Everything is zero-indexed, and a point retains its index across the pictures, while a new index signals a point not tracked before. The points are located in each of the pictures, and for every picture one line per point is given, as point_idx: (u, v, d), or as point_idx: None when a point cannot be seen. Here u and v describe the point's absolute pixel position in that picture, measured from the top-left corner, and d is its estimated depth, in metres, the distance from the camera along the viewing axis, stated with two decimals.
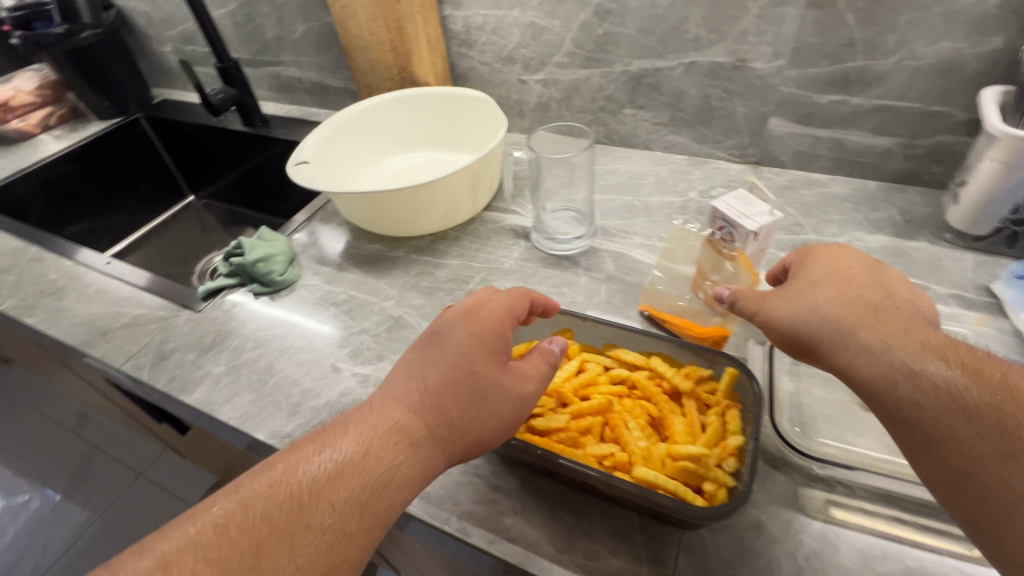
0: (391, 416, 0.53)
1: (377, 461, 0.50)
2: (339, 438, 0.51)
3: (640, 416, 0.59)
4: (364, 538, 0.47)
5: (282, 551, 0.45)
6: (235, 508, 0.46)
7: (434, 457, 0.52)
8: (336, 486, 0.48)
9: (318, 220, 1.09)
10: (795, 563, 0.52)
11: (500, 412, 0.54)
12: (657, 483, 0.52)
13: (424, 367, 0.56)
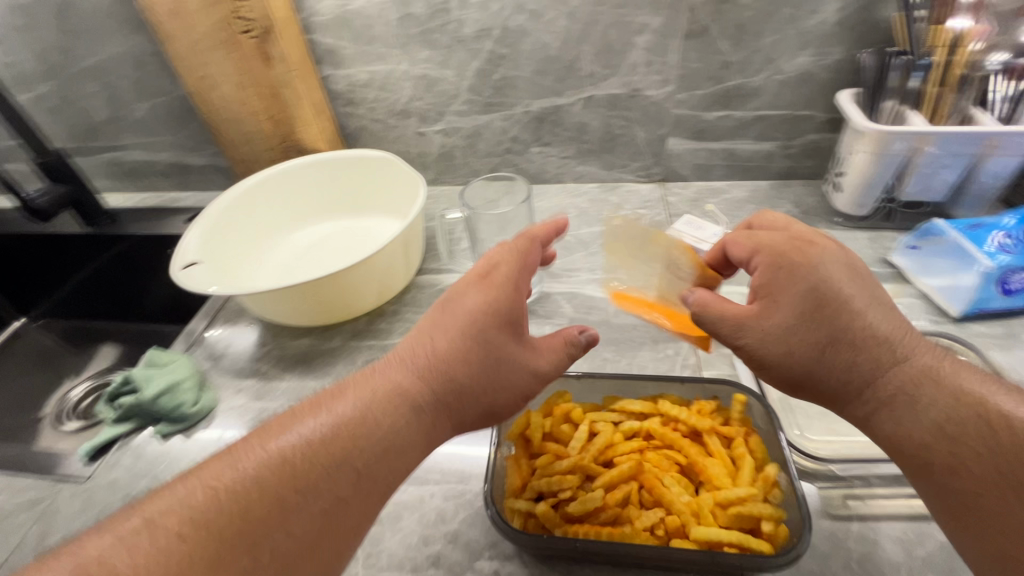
0: (395, 380, 0.47)
1: (382, 435, 0.44)
2: (337, 400, 0.45)
3: (670, 468, 0.57)
4: (363, 528, 0.42)
5: (273, 537, 0.37)
6: (216, 481, 0.38)
7: (438, 424, 0.48)
8: (337, 459, 0.41)
9: (219, 325, 0.92)
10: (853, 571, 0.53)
11: (515, 376, 0.50)
12: (721, 541, 0.49)
13: (431, 328, 0.51)
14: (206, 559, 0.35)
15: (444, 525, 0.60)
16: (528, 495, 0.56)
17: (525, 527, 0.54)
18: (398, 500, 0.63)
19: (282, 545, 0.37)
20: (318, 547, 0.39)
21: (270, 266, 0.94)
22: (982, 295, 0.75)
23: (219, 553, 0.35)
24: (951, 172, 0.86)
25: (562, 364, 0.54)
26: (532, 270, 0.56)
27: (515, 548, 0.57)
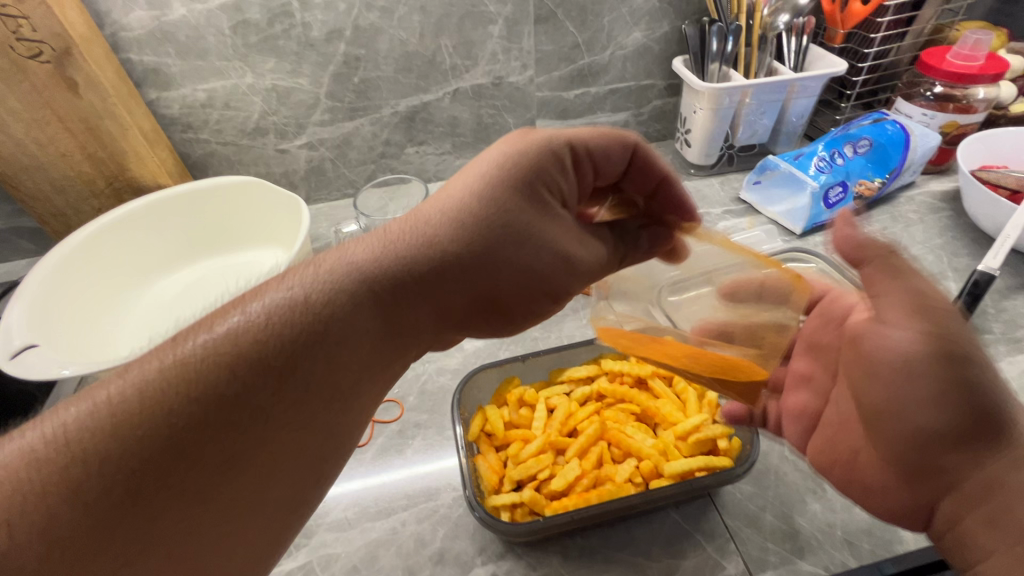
0: (360, 270, 0.41)
1: (327, 339, 0.38)
2: (300, 282, 0.40)
3: (628, 419, 0.60)
4: (307, 440, 0.38)
5: (190, 455, 0.34)
6: (127, 386, 0.34)
7: (407, 318, 0.42)
8: (267, 365, 0.37)
9: None
10: (790, 460, 0.61)
11: (520, 257, 0.44)
12: (692, 468, 0.53)
13: (429, 208, 0.44)
14: (116, 478, 0.32)
15: (427, 547, 0.57)
16: (507, 487, 0.55)
17: (514, 518, 0.53)
18: (369, 540, 0.58)
19: (198, 453, 0.34)
20: (244, 452, 0.35)
21: (129, 328, 0.79)
22: (815, 212, 0.92)
23: (128, 471, 0.32)
24: (769, 117, 1.03)
25: (594, 260, 0.49)
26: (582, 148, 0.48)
27: (505, 543, 0.56)
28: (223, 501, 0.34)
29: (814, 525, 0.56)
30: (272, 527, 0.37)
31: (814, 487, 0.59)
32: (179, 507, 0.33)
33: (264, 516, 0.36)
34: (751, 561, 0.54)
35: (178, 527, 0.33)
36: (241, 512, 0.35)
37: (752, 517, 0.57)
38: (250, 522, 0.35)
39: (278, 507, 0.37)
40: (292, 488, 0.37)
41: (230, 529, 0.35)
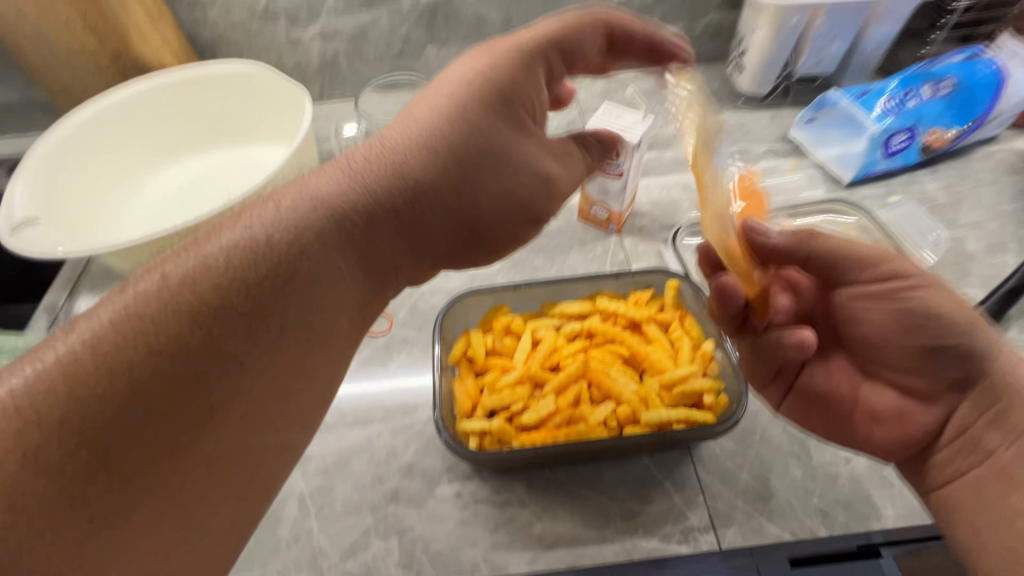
0: (334, 205, 0.40)
1: (304, 266, 0.38)
2: (260, 217, 0.38)
3: (614, 361, 0.57)
4: (296, 377, 0.37)
5: (180, 388, 0.33)
6: (109, 321, 0.33)
7: (384, 253, 0.42)
8: (247, 299, 0.36)
9: (86, 294, 0.77)
10: (780, 424, 0.58)
11: (492, 187, 0.44)
12: (670, 420, 0.51)
13: (401, 144, 0.43)
14: (102, 412, 0.31)
15: (397, 460, 0.58)
16: (480, 414, 0.55)
17: (481, 446, 0.52)
18: (344, 446, 0.59)
19: (166, 410, 0.32)
20: (218, 410, 0.34)
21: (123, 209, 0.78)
22: (869, 159, 0.82)
23: (118, 403, 0.31)
24: (840, 43, 0.89)
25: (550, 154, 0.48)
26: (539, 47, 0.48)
27: (473, 467, 0.56)
28: (210, 437, 0.33)
29: (791, 490, 0.54)
30: (264, 466, 0.36)
31: (799, 453, 0.56)
32: (167, 442, 0.32)
33: (255, 455, 0.35)
34: (716, 516, 0.53)
35: (171, 462, 0.32)
36: (233, 451, 0.34)
37: (727, 474, 0.55)
38: (241, 458, 0.34)
39: (267, 447, 0.36)
40: (282, 430, 0.36)
41: (220, 467, 0.33)
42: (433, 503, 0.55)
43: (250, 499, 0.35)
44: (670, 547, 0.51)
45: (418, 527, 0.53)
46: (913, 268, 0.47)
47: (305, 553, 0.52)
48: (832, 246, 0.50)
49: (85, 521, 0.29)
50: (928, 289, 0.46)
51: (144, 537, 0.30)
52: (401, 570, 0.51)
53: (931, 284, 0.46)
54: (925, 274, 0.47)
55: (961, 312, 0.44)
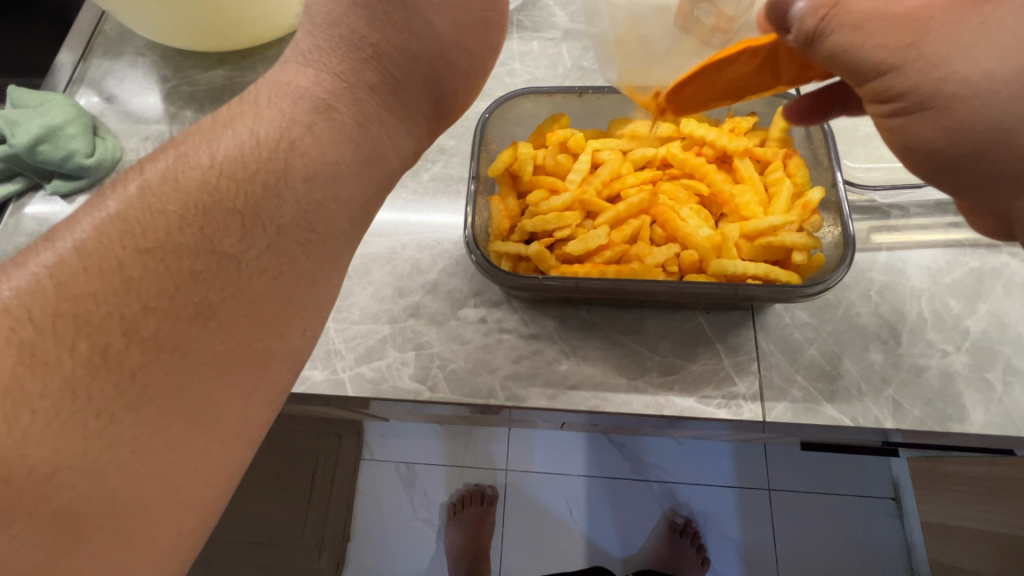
0: (299, 86, 0.30)
1: (289, 162, 0.28)
2: (227, 126, 0.29)
3: (688, 200, 0.47)
4: (293, 292, 0.28)
5: (149, 316, 0.25)
6: (52, 259, 0.25)
7: (378, 136, 0.31)
8: (220, 204, 0.27)
9: (101, 55, 0.69)
10: (871, 302, 0.49)
11: (445, 17, 0.32)
12: (745, 274, 0.42)
13: (335, 11, 0.32)
14: (57, 361, 0.24)
15: (422, 276, 0.53)
16: (517, 237, 0.47)
17: (515, 270, 0.46)
18: (366, 253, 0.54)
19: (179, 355, 0.25)
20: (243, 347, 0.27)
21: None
22: None
23: (73, 339, 0.24)
24: None
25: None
26: None
27: (503, 294, 0.51)
28: (197, 382, 0.26)
29: (864, 374, 0.46)
30: (265, 404, 0.28)
31: (886, 337, 0.47)
32: (141, 386, 0.25)
33: (254, 393, 0.27)
34: (767, 387, 0.46)
35: (148, 411, 0.25)
36: (222, 384, 0.26)
37: (791, 347, 0.47)
38: (239, 401, 0.27)
39: (265, 383, 0.28)
40: (282, 357, 0.28)
41: (210, 409, 0.26)
42: (455, 325, 0.51)
43: (249, 441, 0.27)
44: (707, 409, 0.46)
45: (436, 345, 0.50)
46: (927, 77, 0.28)
47: (320, 350, 0.50)
48: (842, 56, 0.30)
49: (59, 487, 0.23)
50: (931, 111, 0.29)
51: (132, 493, 0.24)
52: (415, 383, 0.48)
53: (948, 103, 0.29)
54: (945, 77, 0.28)
55: (990, 137, 0.28)
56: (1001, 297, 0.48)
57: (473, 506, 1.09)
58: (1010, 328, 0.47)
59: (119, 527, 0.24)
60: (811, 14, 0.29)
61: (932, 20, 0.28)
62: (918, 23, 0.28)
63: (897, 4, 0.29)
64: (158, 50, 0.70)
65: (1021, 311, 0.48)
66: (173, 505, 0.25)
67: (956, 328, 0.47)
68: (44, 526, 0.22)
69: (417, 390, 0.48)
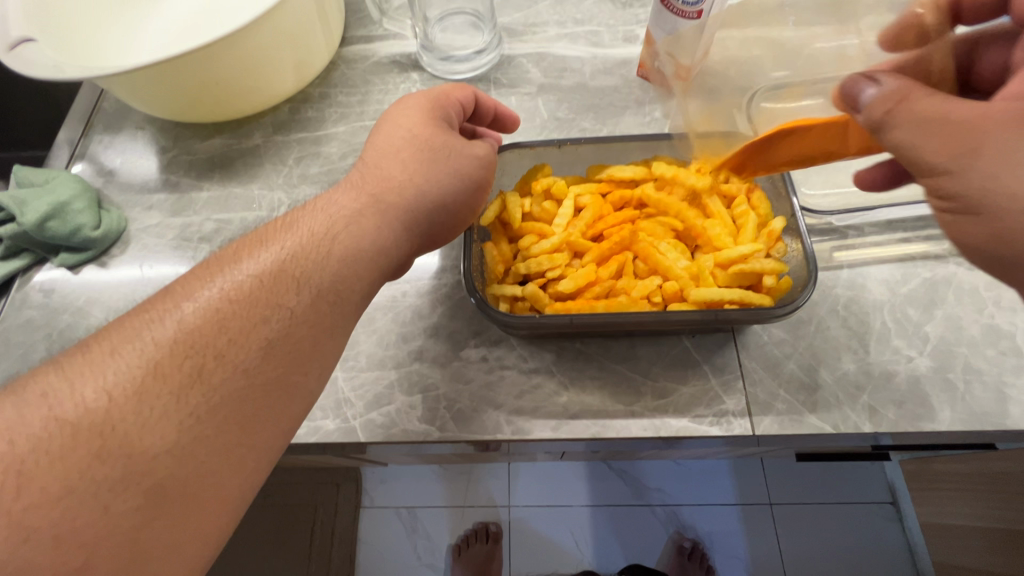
0: (343, 206, 0.41)
1: (332, 250, 0.38)
2: (284, 231, 0.39)
3: (664, 235, 0.51)
4: (322, 343, 0.36)
5: (227, 357, 0.33)
6: (155, 317, 0.33)
7: (387, 238, 0.41)
8: (284, 272, 0.36)
9: (101, 130, 0.73)
10: (839, 316, 0.53)
11: (450, 177, 0.44)
12: (722, 299, 0.46)
13: (380, 159, 0.44)
14: (171, 372, 0.31)
15: (423, 321, 0.56)
16: (512, 279, 0.51)
17: (513, 310, 0.49)
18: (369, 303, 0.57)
19: (243, 386, 0.33)
20: (284, 388, 0.34)
21: (119, 22, 0.68)
22: None
23: (182, 358, 0.32)
24: None
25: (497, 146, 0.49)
26: (461, 112, 0.50)
27: (502, 333, 0.54)
28: (257, 399, 0.33)
29: (840, 383, 0.50)
30: (289, 427, 0.35)
31: (856, 347, 0.51)
32: (216, 404, 0.32)
33: (283, 415, 0.34)
34: (754, 402, 0.50)
35: (220, 417, 0.32)
36: (267, 403, 0.33)
37: (771, 363, 0.51)
38: (274, 417, 0.34)
39: (292, 409, 0.35)
40: (305, 393, 0.36)
41: (257, 421, 0.33)
42: (458, 365, 0.53)
43: (273, 456, 0.34)
44: (701, 427, 0.49)
45: (442, 386, 0.53)
46: (971, 184, 0.34)
47: (330, 400, 0.52)
48: (900, 146, 0.37)
49: (157, 467, 0.29)
50: (981, 216, 0.35)
51: (199, 480, 0.30)
52: (425, 424, 0.51)
53: (987, 211, 0.34)
54: (989, 190, 0.34)
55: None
56: (954, 303, 0.53)
57: (479, 544, 1.09)
58: (965, 331, 0.52)
59: (185, 507, 0.30)
60: (879, 104, 0.37)
61: (983, 136, 0.34)
62: (973, 135, 0.34)
63: (960, 109, 0.35)
64: (157, 123, 0.73)
65: (972, 314, 0.52)
66: (221, 497, 0.31)
67: (918, 334, 0.52)
68: (140, 498, 0.29)
69: (427, 431, 0.50)
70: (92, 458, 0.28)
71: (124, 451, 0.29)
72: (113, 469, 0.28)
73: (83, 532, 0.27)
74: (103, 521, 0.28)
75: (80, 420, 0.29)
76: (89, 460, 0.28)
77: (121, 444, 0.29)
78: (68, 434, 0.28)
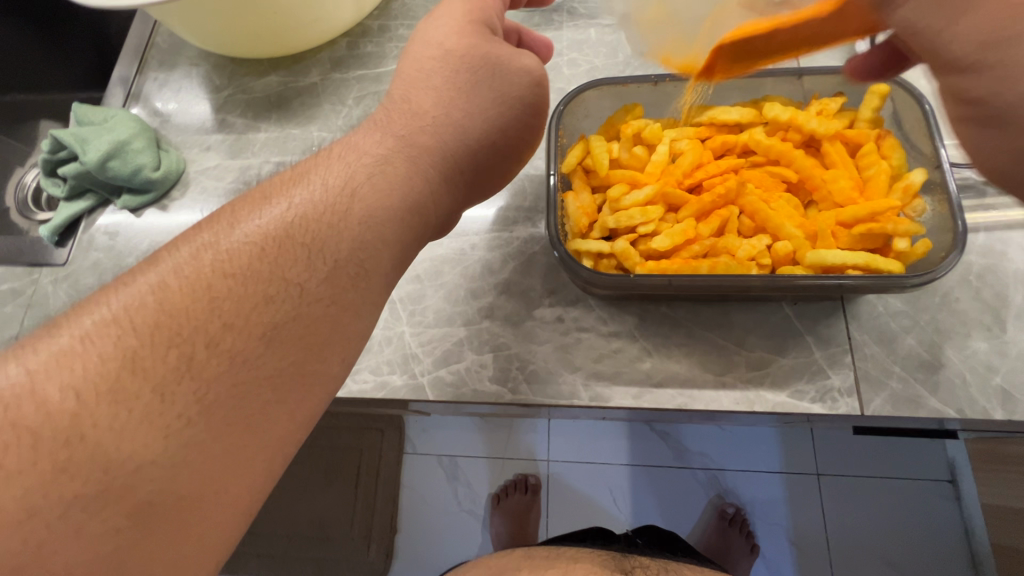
0: (366, 151, 0.35)
1: (351, 208, 0.32)
2: (296, 182, 0.33)
3: (776, 190, 0.45)
4: (343, 321, 0.31)
5: (221, 345, 0.28)
6: (133, 297, 0.28)
7: (421, 191, 0.35)
8: (290, 239, 0.31)
9: (156, 67, 0.70)
10: (971, 287, 0.46)
11: (494, 103, 0.39)
12: (845, 265, 0.40)
13: (410, 90, 0.38)
14: (154, 367, 0.27)
15: (493, 277, 0.52)
16: (598, 234, 0.46)
17: (597, 268, 0.45)
18: (436, 255, 0.54)
19: (241, 377, 0.28)
20: (296, 378, 0.29)
21: None
22: None
23: (166, 349, 0.27)
24: None
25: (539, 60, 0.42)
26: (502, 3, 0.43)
27: (581, 291, 0.50)
28: (264, 392, 0.28)
29: (967, 363, 0.44)
30: (305, 421, 0.30)
31: (989, 324, 0.45)
32: (213, 401, 0.27)
33: (299, 410, 0.29)
34: (864, 379, 0.45)
35: (216, 418, 0.27)
36: (274, 398, 0.28)
37: (887, 337, 0.46)
38: (286, 414, 0.29)
39: (309, 403, 0.30)
40: (326, 382, 0.30)
41: (263, 420, 0.28)
42: (532, 325, 0.50)
43: (288, 455, 0.29)
44: (801, 404, 0.44)
45: (515, 346, 0.49)
46: None
47: (397, 354, 0.50)
48: None
49: (140, 480, 0.25)
50: None
51: (195, 491, 0.26)
52: (496, 385, 0.48)
53: None
54: None
55: None
56: None
57: (517, 495, 1.08)
58: None
59: (181, 523, 0.26)
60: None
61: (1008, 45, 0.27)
62: None
63: None
64: (210, 60, 0.70)
65: None
66: (224, 507, 0.27)
67: None
68: (124, 517, 0.25)
69: (499, 392, 0.48)
70: (57, 473, 0.24)
71: (96, 466, 0.25)
72: (84, 485, 0.24)
73: (52, 559, 0.23)
74: (80, 545, 0.24)
75: (42, 427, 0.25)
76: (55, 474, 0.24)
77: (94, 456, 0.25)
78: (28, 445, 0.24)
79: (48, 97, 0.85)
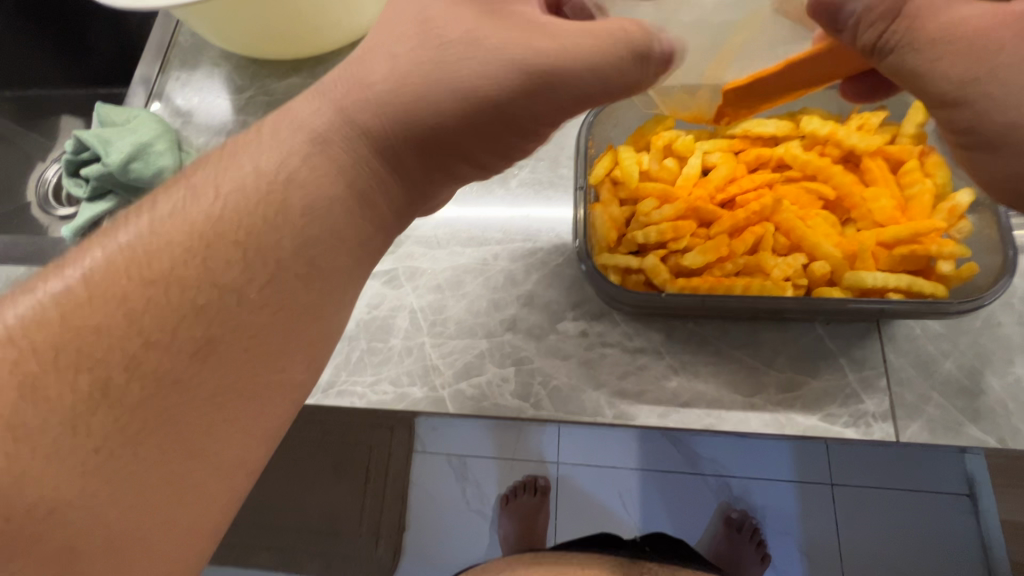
0: (302, 127, 0.32)
1: (287, 197, 0.30)
2: (218, 171, 0.31)
3: (813, 207, 0.44)
4: (292, 326, 0.31)
5: (139, 369, 0.28)
6: (34, 321, 0.27)
7: (377, 173, 0.33)
8: (220, 240, 0.30)
9: (178, 66, 0.70)
10: (1016, 311, 0.45)
11: (503, 67, 0.30)
12: (886, 287, 0.39)
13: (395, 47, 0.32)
14: (61, 396, 0.27)
15: (516, 287, 0.51)
16: (626, 249, 0.45)
17: (624, 284, 0.44)
18: (458, 264, 0.53)
19: (176, 398, 0.28)
20: (234, 390, 0.29)
21: None
22: None
23: (121, 352, 0.27)
24: None
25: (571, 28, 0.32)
26: None
27: (607, 305, 0.49)
28: (200, 408, 0.28)
29: (1010, 392, 0.42)
30: (285, 418, 0.31)
31: None
32: (138, 427, 0.27)
33: (246, 421, 0.30)
34: (899, 405, 0.43)
35: (144, 444, 0.27)
36: (218, 415, 0.29)
37: (925, 361, 0.44)
38: (232, 429, 0.29)
39: (257, 410, 0.30)
40: (276, 387, 0.31)
41: (207, 439, 0.29)
42: (555, 339, 0.49)
43: (269, 449, 0.30)
44: (834, 428, 0.43)
45: (539, 361, 0.48)
46: None
47: (418, 366, 0.49)
48: None
49: (61, 517, 0.26)
50: None
51: (128, 522, 0.27)
52: (517, 400, 0.47)
53: None
54: None
55: None
56: None
57: (526, 496, 1.07)
58: None
59: (116, 553, 0.26)
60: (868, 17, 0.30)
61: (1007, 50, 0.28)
62: None
63: None
64: (231, 59, 0.69)
65: None
66: (173, 527, 0.28)
67: None
68: (48, 553, 0.25)
69: (521, 407, 0.47)
70: None
71: (3, 508, 0.25)
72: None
73: None
74: None
75: None
76: None
77: (2, 497, 0.25)
78: None
79: (68, 93, 0.85)
